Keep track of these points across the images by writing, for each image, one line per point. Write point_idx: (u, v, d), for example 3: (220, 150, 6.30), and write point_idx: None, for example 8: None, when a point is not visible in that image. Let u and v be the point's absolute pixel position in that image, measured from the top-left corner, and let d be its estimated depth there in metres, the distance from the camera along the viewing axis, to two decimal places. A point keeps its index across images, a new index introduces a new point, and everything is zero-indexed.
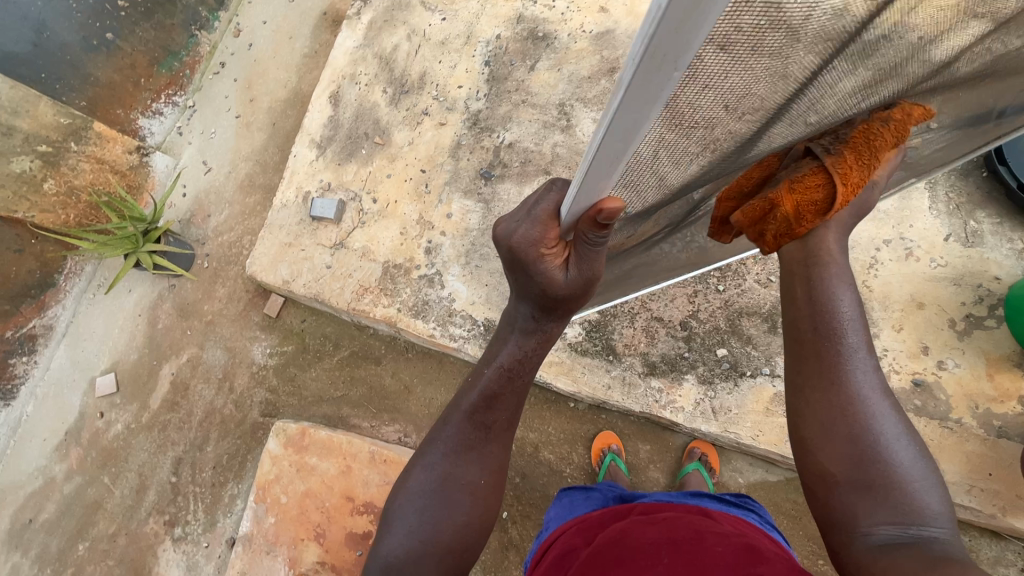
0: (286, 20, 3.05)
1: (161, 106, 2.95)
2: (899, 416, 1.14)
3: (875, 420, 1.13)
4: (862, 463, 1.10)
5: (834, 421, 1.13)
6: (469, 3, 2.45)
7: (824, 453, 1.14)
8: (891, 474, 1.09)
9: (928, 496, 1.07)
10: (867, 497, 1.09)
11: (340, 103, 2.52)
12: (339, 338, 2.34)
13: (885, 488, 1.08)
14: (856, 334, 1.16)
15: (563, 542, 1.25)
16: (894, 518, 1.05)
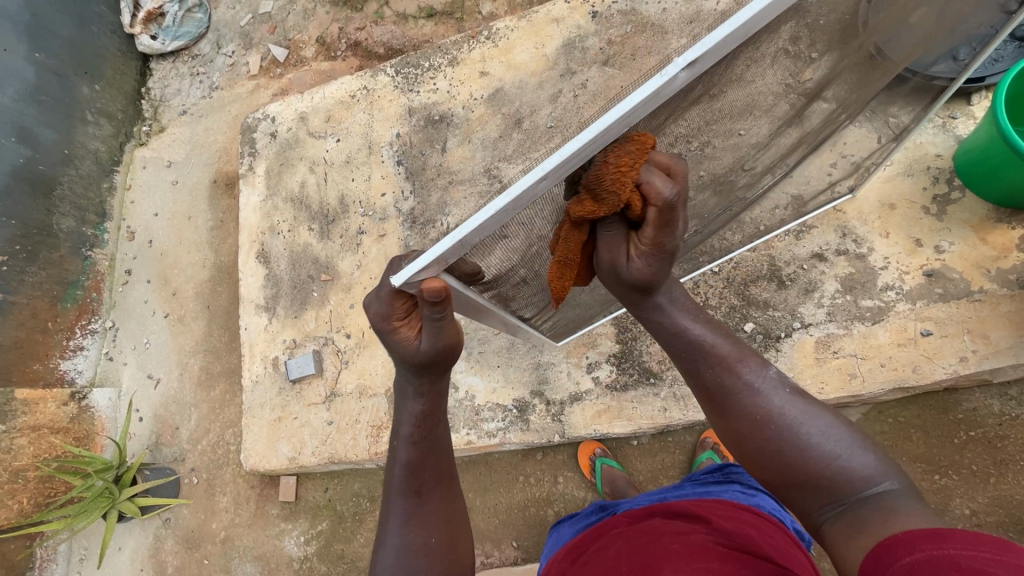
0: (179, 203, 2.96)
1: (79, 340, 2.73)
2: (799, 398, 1.13)
3: (781, 419, 1.12)
4: (789, 467, 1.09)
5: (743, 441, 1.15)
6: (356, 117, 2.47)
7: (756, 466, 1.14)
8: (814, 463, 1.06)
9: (856, 461, 1.04)
10: (804, 497, 1.08)
11: (270, 259, 2.42)
12: (372, 490, 2.14)
13: (819, 482, 1.05)
14: (703, 355, 1.21)
15: (552, 570, 1.37)
16: (830, 499, 1.04)
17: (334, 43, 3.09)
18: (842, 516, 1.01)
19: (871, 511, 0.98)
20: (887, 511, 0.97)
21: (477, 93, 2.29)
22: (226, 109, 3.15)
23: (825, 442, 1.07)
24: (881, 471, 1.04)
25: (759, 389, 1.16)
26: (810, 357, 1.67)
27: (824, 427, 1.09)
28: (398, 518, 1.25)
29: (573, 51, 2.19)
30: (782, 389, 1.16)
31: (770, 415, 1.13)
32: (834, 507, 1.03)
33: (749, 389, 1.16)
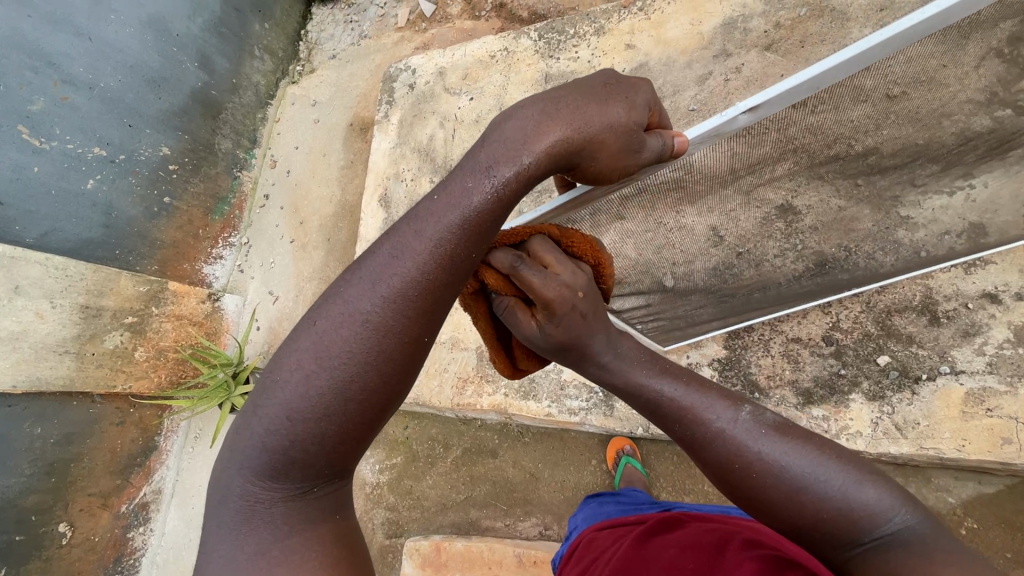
0: (317, 140, 3.21)
1: (220, 251, 3.08)
2: (782, 434, 1.01)
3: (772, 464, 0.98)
4: (792, 513, 0.96)
5: (739, 494, 1.02)
6: (492, 77, 2.49)
7: (759, 512, 1.01)
8: (819, 504, 0.94)
9: (862, 492, 0.93)
10: (820, 540, 0.96)
11: (391, 204, 2.58)
12: (447, 438, 2.24)
13: (832, 524, 0.93)
14: (682, 403, 1.07)
15: (594, 545, 1.32)
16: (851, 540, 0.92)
17: (480, 3, 3.12)
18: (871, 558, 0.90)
19: (897, 553, 0.87)
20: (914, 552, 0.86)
21: (619, 65, 2.21)
22: (371, 57, 3.32)
23: (824, 479, 0.95)
24: (890, 497, 0.92)
25: (740, 435, 1.02)
26: (955, 409, 1.47)
27: (817, 462, 0.96)
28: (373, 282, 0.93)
29: (733, 32, 2.03)
30: (761, 428, 1.03)
31: (756, 462, 1.00)
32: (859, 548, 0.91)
33: (726, 437, 1.03)
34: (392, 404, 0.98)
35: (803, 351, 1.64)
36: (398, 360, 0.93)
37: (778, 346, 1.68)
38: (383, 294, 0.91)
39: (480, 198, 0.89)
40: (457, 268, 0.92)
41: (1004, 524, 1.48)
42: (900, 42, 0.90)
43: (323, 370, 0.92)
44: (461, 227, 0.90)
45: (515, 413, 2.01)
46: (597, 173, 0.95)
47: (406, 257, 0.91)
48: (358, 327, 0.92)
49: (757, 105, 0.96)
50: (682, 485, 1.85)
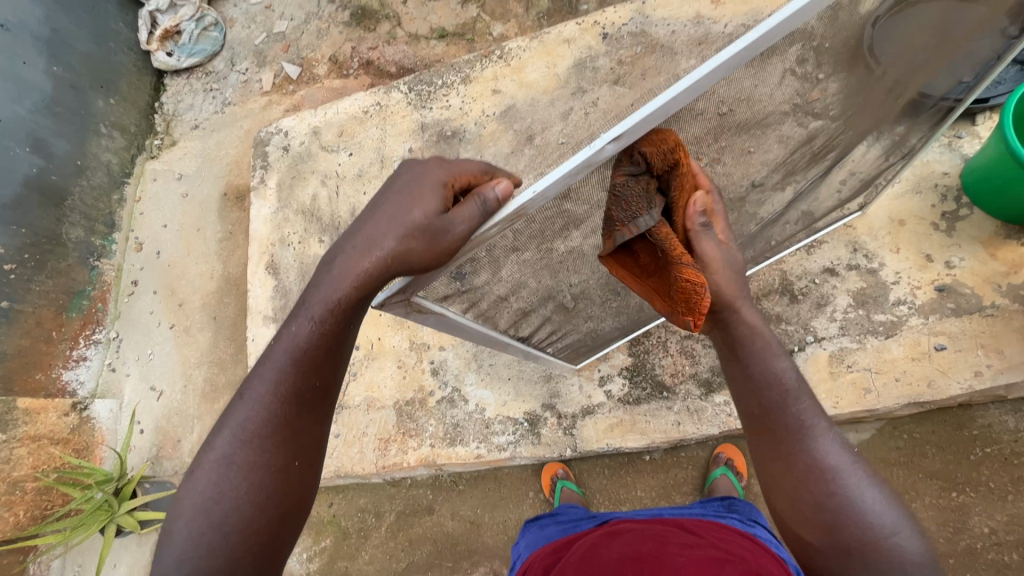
0: (188, 215, 2.98)
1: (83, 351, 2.72)
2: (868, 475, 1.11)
3: (847, 482, 1.09)
4: (841, 524, 1.06)
5: (796, 487, 1.12)
6: (368, 132, 2.51)
7: (804, 504, 1.11)
8: (863, 532, 1.05)
9: (905, 541, 1.04)
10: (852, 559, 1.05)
11: (280, 270, 2.46)
12: (378, 506, 2.10)
13: (864, 543, 1.04)
14: (780, 393, 1.17)
15: (535, 566, 1.31)
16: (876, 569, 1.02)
17: (347, 62, 3.16)
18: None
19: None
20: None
21: (489, 109, 2.34)
22: (238, 124, 3.20)
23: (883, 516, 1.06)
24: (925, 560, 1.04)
25: (829, 448, 1.12)
26: (825, 371, 1.67)
27: (886, 515, 1.06)
28: (241, 415, 1.06)
29: (584, 71, 2.25)
30: (846, 454, 1.13)
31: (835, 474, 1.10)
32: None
33: (824, 445, 1.13)
34: (294, 513, 1.08)
35: (696, 345, 1.80)
36: (279, 471, 1.05)
37: (675, 345, 1.82)
38: (249, 424, 1.05)
39: (306, 335, 1.06)
40: (306, 395, 1.08)
41: (883, 463, 1.69)
42: (719, 72, 0.99)
43: (210, 512, 1.01)
44: (304, 345, 1.06)
45: (444, 462, 1.95)
46: (423, 265, 1.03)
47: (268, 391, 1.06)
48: (225, 470, 1.04)
49: (623, 134, 0.95)
50: (618, 496, 1.88)
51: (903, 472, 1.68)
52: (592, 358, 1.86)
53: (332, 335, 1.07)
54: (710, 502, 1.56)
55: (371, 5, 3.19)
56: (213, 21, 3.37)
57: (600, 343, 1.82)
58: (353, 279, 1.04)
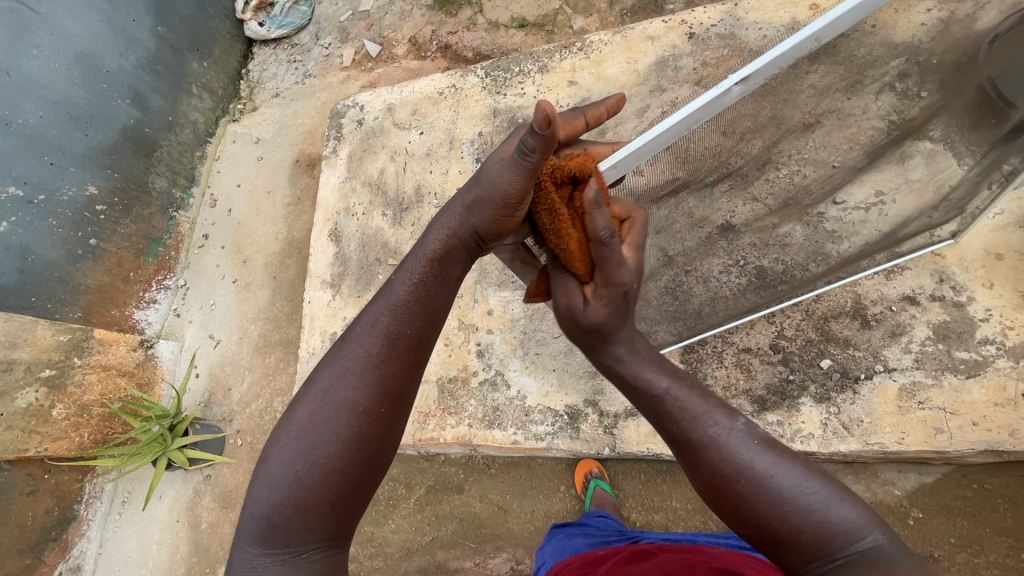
0: (261, 177, 3.13)
1: (153, 294, 2.90)
2: (774, 454, 1.03)
3: (764, 472, 1.01)
4: (763, 524, 1.00)
5: (721, 496, 1.05)
6: (441, 113, 2.55)
7: (733, 512, 1.04)
8: (790, 522, 0.98)
9: (836, 511, 0.96)
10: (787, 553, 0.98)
11: (342, 238, 2.54)
12: (409, 477, 2.14)
13: (791, 538, 0.97)
14: (675, 406, 1.10)
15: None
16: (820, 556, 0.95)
17: (425, 44, 3.22)
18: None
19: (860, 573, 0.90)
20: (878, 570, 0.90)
21: (563, 100, 2.33)
22: (316, 95, 3.33)
23: (799, 494, 0.98)
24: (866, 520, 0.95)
25: (730, 441, 1.05)
26: (892, 404, 1.57)
27: (809, 484, 0.98)
28: (342, 357, 1.12)
29: (665, 69, 2.21)
30: (749, 437, 1.05)
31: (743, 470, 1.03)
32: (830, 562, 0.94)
33: (721, 443, 1.05)
34: (379, 461, 1.11)
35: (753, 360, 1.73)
36: (373, 418, 1.09)
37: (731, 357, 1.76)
38: (347, 368, 1.11)
39: (406, 287, 1.13)
40: (405, 339, 1.11)
41: (947, 510, 1.58)
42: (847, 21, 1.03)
43: (301, 445, 1.07)
44: (405, 298, 1.13)
45: (480, 444, 1.97)
46: (490, 225, 1.06)
47: (365, 335, 1.12)
48: (320, 404, 1.10)
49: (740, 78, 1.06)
50: (651, 503, 1.84)
51: (967, 523, 1.56)
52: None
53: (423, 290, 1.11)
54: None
55: None
56: None
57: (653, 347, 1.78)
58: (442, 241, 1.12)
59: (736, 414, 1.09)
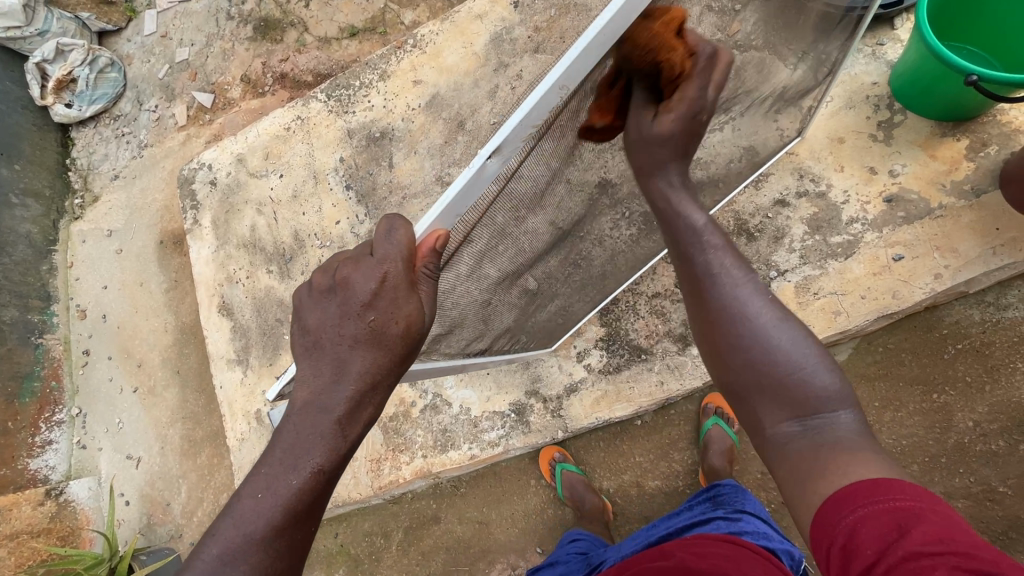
0: (126, 270, 2.83)
1: (47, 434, 2.59)
2: (773, 306, 0.96)
3: (754, 320, 0.95)
4: (754, 366, 0.93)
5: (715, 330, 0.98)
6: (295, 149, 2.38)
7: (715, 356, 0.99)
8: (779, 374, 0.92)
9: (818, 376, 0.91)
10: (767, 400, 0.93)
11: (233, 310, 2.35)
12: (384, 526, 2.06)
13: (772, 387, 0.92)
14: (678, 233, 1.04)
15: None
16: (792, 415, 0.91)
17: (260, 79, 3.00)
18: (805, 437, 0.89)
19: (829, 441, 0.87)
20: (833, 438, 0.87)
21: (413, 102, 2.24)
22: (160, 165, 3.03)
23: (792, 351, 0.92)
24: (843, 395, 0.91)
25: (732, 282, 0.98)
26: (793, 303, 1.67)
27: (809, 349, 0.93)
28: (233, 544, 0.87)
29: (502, 44, 2.17)
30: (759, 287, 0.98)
31: (744, 312, 0.95)
32: (797, 424, 0.91)
33: (727, 281, 0.98)
34: None
35: (665, 302, 1.78)
36: None
37: (645, 306, 1.80)
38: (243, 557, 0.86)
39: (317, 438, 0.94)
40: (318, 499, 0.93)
41: (865, 379, 1.72)
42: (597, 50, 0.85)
43: None
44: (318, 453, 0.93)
45: (440, 470, 1.91)
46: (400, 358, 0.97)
47: (269, 505, 0.89)
48: None
49: (500, 145, 0.93)
50: (618, 466, 1.87)
51: (884, 385, 1.70)
52: (563, 340, 1.84)
53: (358, 408, 0.96)
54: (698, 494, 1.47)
55: (273, 14, 3.03)
56: (109, 61, 3.16)
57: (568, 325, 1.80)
58: (358, 379, 0.95)
59: (755, 273, 1.00)
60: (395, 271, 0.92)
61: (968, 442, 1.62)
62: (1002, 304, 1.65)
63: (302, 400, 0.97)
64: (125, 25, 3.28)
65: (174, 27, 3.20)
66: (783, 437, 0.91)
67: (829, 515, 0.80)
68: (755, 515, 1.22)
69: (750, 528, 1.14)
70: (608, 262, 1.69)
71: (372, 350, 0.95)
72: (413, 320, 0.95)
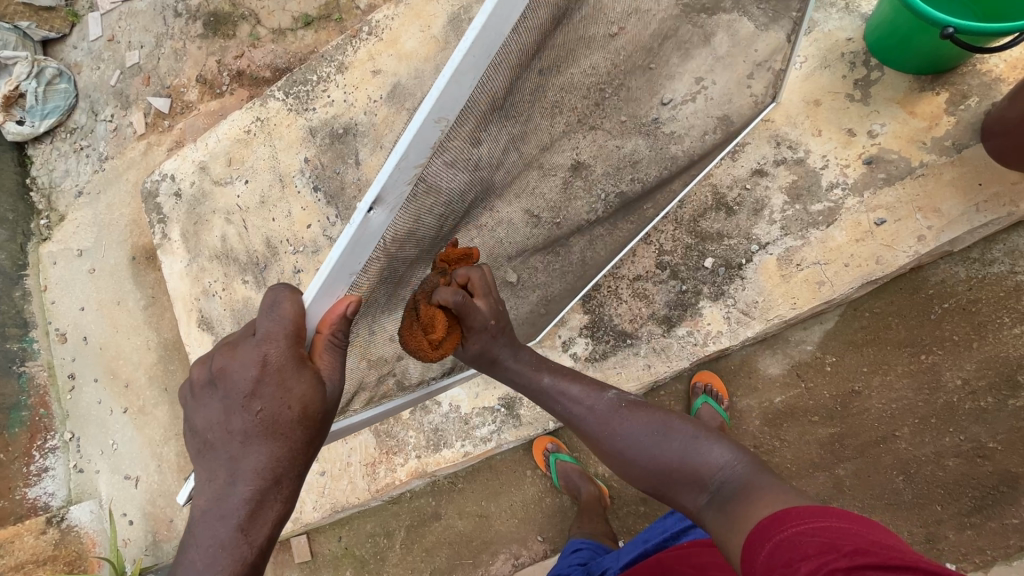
0: (101, 290, 2.76)
1: (43, 461, 2.60)
2: (673, 423, 1.23)
3: (658, 438, 1.22)
4: (669, 474, 1.18)
5: (609, 450, 1.30)
6: (257, 152, 2.29)
7: (636, 479, 1.26)
8: (682, 466, 1.17)
9: (705, 452, 1.15)
10: (680, 488, 1.17)
11: (213, 323, 2.30)
12: (386, 526, 2.07)
13: (678, 477, 1.17)
14: (536, 390, 1.43)
15: None
16: (700, 488, 1.12)
17: (216, 78, 2.87)
18: (714, 505, 1.08)
19: (729, 500, 1.05)
20: (740, 496, 1.03)
21: (374, 94, 2.15)
22: (123, 178, 2.92)
23: (679, 444, 1.20)
24: (734, 469, 1.11)
25: (622, 418, 1.30)
26: (776, 276, 1.63)
27: (686, 438, 1.20)
28: None
29: (461, 25, 2.07)
30: (622, 409, 1.32)
31: (634, 438, 1.26)
32: (705, 497, 1.11)
33: (614, 417, 1.31)
34: None
35: (647, 284, 1.74)
36: None
37: (627, 290, 1.76)
38: None
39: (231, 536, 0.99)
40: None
41: (852, 345, 1.70)
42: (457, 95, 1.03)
43: None
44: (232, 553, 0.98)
45: (436, 469, 1.91)
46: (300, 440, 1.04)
47: None
48: None
49: (379, 196, 1.02)
50: None
51: (872, 350, 1.69)
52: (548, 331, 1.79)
53: (264, 498, 1.01)
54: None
55: (222, 8, 2.87)
56: (56, 71, 3.01)
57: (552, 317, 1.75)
58: (255, 477, 1.01)
59: (657, 415, 1.27)
60: (278, 348, 1.00)
61: (957, 402, 1.62)
62: (987, 259, 1.62)
63: (206, 501, 1.02)
64: (68, 31, 3.11)
65: (120, 29, 3.04)
66: (697, 510, 1.12)
67: (751, 551, 0.92)
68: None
69: None
70: (586, 248, 1.64)
71: (268, 439, 1.01)
72: (309, 401, 1.03)
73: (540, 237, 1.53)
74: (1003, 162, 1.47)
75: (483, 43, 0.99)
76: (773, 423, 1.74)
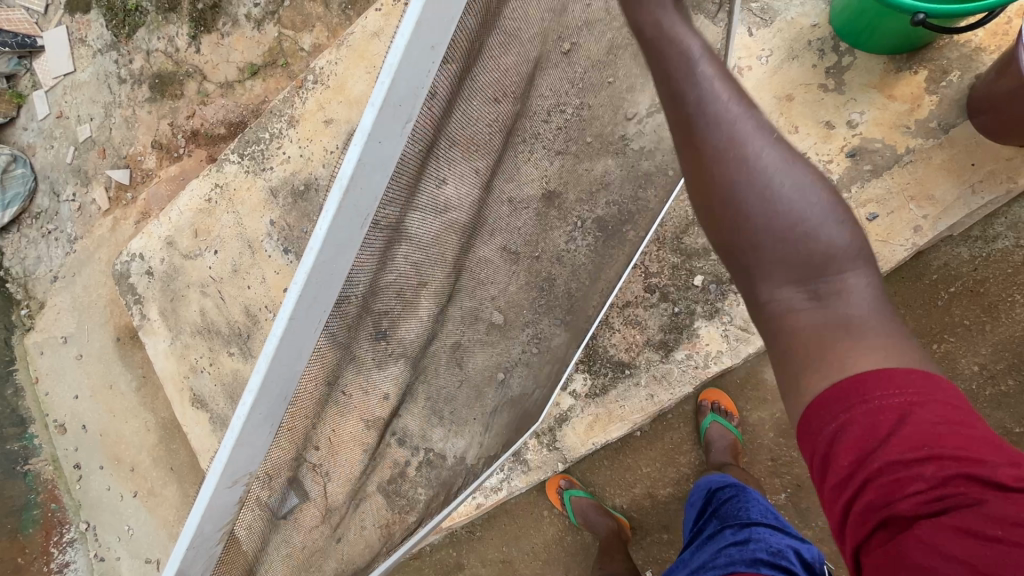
0: (92, 375, 2.70)
1: (63, 556, 2.61)
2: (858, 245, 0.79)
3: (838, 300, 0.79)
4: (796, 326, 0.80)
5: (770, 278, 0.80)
6: (222, 220, 2.21)
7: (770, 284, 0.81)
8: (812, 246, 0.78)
9: (824, 232, 0.78)
10: (827, 343, 0.77)
11: (206, 400, 2.25)
12: None
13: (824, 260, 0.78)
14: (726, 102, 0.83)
15: None
16: (812, 278, 0.78)
17: (172, 142, 2.78)
18: (817, 312, 0.78)
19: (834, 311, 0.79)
20: (847, 302, 0.78)
21: (330, 145, 2.08)
22: (95, 257, 2.85)
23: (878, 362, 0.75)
24: (859, 253, 0.80)
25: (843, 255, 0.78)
26: None
27: (816, 215, 0.79)
28: None
29: None
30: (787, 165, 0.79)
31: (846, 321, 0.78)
32: (807, 296, 0.80)
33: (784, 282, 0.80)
34: None
35: (638, 310, 1.69)
36: None
37: (619, 319, 1.71)
38: None
39: None
40: None
41: None
42: (348, 242, 1.00)
43: None
44: None
45: (451, 524, 1.85)
46: None
47: None
48: None
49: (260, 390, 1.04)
50: (626, 480, 1.81)
51: None
52: (572, 368, 1.73)
53: None
54: (693, 500, 1.52)
55: (165, 68, 2.77)
56: (10, 157, 2.92)
57: (554, 360, 1.67)
58: None
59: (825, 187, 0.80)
60: None
61: (976, 389, 1.55)
62: (990, 236, 1.53)
63: None
64: (15, 114, 3.02)
65: (67, 104, 2.94)
66: (789, 311, 0.80)
67: (810, 423, 0.77)
68: (766, 524, 1.19)
69: (758, 538, 1.15)
70: (570, 279, 1.56)
71: None
72: None
73: (523, 274, 1.47)
74: (995, 139, 1.40)
75: (367, 186, 0.96)
76: (789, 434, 1.68)
